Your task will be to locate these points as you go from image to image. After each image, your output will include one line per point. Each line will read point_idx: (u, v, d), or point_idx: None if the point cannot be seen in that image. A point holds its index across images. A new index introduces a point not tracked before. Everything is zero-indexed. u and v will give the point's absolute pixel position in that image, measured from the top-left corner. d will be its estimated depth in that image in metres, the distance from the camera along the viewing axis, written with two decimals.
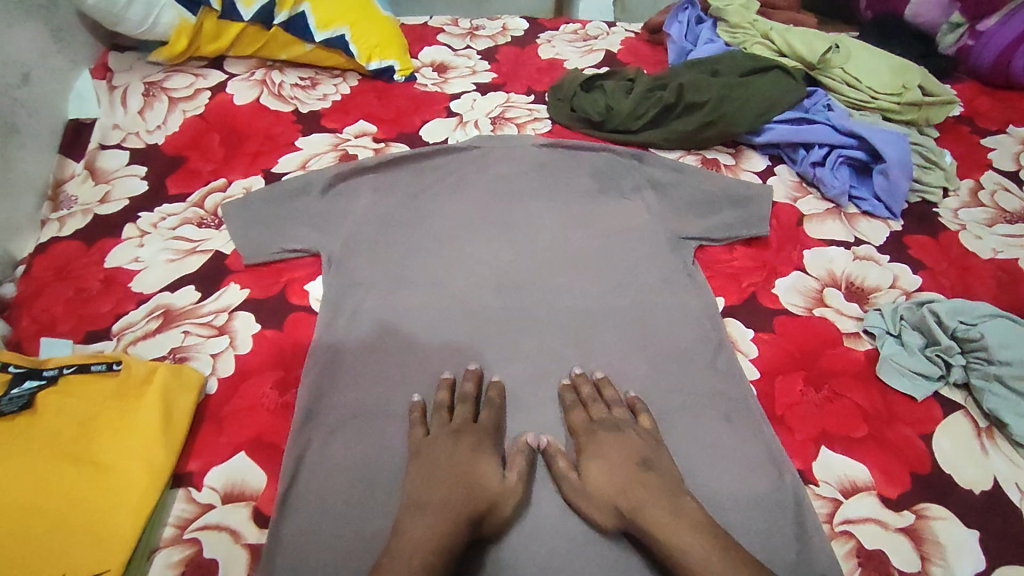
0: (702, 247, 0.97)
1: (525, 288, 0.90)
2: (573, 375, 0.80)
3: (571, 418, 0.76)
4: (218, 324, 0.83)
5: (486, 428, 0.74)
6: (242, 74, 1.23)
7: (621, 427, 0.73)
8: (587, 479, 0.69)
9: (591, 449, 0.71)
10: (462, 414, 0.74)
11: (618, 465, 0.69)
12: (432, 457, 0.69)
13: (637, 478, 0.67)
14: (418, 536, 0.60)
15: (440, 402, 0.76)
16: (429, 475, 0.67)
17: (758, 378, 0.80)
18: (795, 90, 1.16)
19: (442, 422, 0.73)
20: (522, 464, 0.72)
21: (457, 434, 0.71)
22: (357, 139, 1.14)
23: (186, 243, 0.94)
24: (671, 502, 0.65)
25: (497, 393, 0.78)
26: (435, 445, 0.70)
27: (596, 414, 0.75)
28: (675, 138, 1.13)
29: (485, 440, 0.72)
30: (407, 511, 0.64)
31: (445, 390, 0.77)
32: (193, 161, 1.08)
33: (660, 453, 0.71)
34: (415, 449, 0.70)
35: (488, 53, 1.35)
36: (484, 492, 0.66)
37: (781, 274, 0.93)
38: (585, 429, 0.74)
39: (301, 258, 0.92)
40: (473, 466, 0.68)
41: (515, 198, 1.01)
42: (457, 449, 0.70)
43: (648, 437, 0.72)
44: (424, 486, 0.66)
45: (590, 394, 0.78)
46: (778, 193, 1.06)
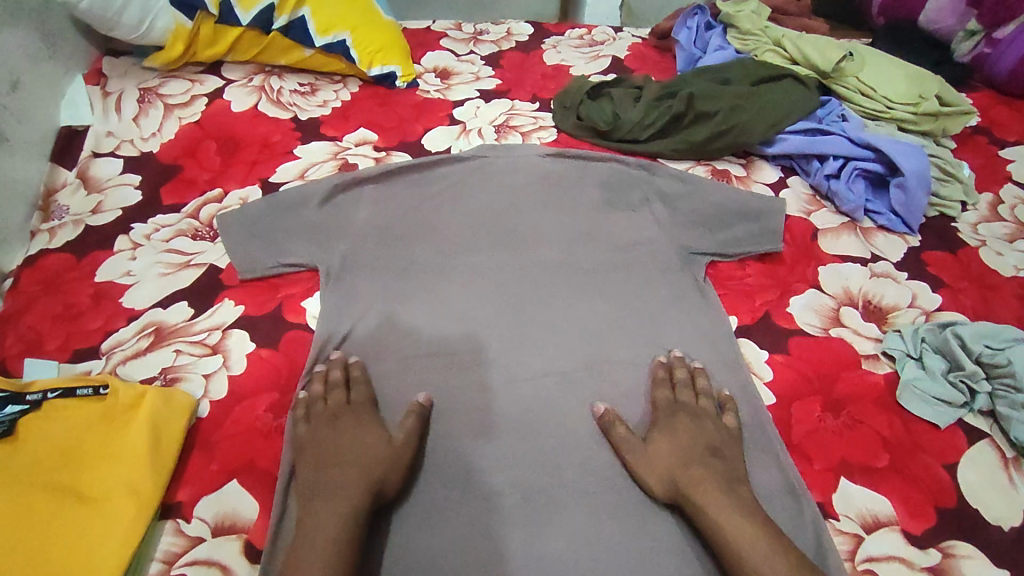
0: (713, 262, 0.94)
1: (528, 305, 0.87)
2: (673, 356, 0.81)
3: (657, 394, 0.77)
4: (211, 343, 0.79)
5: (362, 407, 0.74)
6: (240, 80, 1.19)
7: (701, 414, 0.74)
8: (649, 449, 0.72)
9: (665, 425, 0.73)
10: (338, 399, 0.73)
11: (687, 445, 0.71)
12: (318, 445, 0.69)
13: (700, 460, 0.69)
14: (323, 521, 0.61)
15: (314, 392, 0.74)
16: (321, 464, 0.67)
17: (773, 403, 0.77)
18: (809, 99, 1.13)
19: (320, 410, 0.72)
20: (411, 426, 0.73)
21: (336, 418, 0.71)
22: (358, 147, 1.11)
23: (179, 257, 0.91)
24: (728, 489, 0.66)
25: (359, 369, 0.77)
26: (319, 433, 0.70)
27: (682, 397, 0.76)
28: (685, 148, 1.10)
29: (365, 415, 0.73)
30: (309, 499, 0.64)
31: (314, 380, 0.75)
32: (189, 170, 1.05)
33: (732, 446, 0.71)
34: (299, 443, 0.69)
35: (492, 58, 1.32)
36: (376, 463, 0.68)
37: (796, 292, 0.89)
38: (665, 408, 0.75)
39: (298, 273, 0.89)
40: (361, 445, 0.69)
41: (519, 211, 0.98)
42: (341, 434, 0.70)
43: (724, 429, 0.73)
44: (320, 474, 0.66)
45: (683, 377, 0.78)
46: (791, 206, 1.03)
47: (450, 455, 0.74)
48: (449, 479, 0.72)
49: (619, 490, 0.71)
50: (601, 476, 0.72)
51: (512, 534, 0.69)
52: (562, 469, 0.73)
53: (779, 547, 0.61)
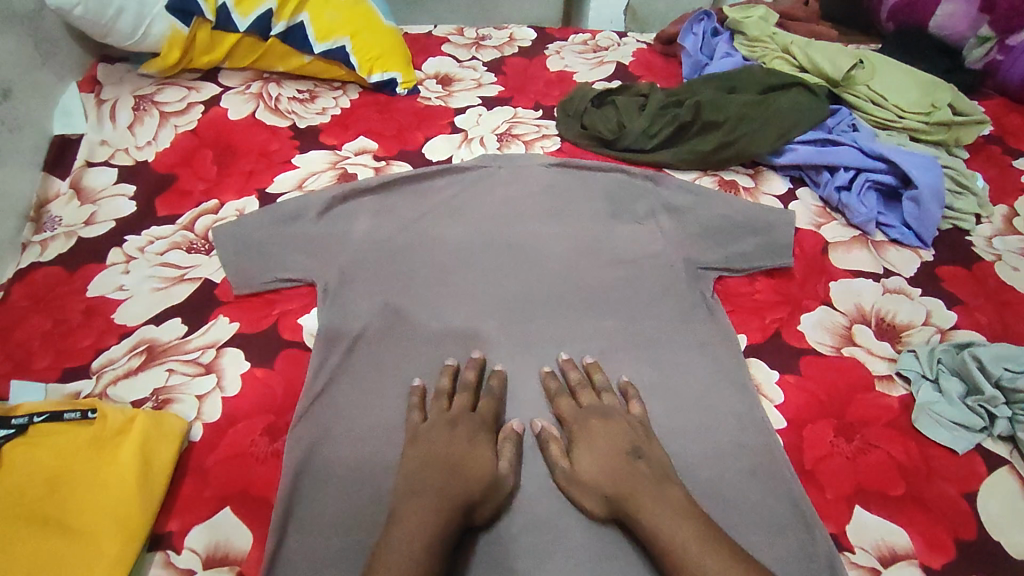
0: (721, 277, 0.92)
1: (532, 321, 0.85)
2: (562, 360, 0.80)
3: (558, 405, 0.75)
4: (205, 362, 0.77)
5: (483, 418, 0.73)
6: (237, 87, 1.17)
7: (611, 413, 0.73)
8: (576, 466, 0.69)
9: (582, 434, 0.71)
10: (462, 404, 0.73)
11: (607, 451, 0.69)
12: (429, 445, 0.69)
13: (624, 465, 0.67)
14: (416, 522, 0.60)
15: (441, 388, 0.75)
16: (427, 465, 0.66)
17: (785, 427, 0.74)
18: (819, 109, 1.10)
19: (439, 411, 0.73)
20: (512, 452, 0.71)
21: (454, 423, 0.71)
22: (357, 156, 1.08)
23: (173, 271, 0.88)
24: (655, 488, 0.65)
25: (498, 381, 0.77)
26: (432, 434, 0.70)
27: (585, 401, 0.75)
28: (691, 158, 1.07)
29: (482, 429, 0.71)
30: (405, 497, 0.63)
31: (446, 377, 0.76)
32: (185, 180, 1.03)
33: (648, 440, 0.70)
34: (413, 436, 0.70)
35: (495, 64, 1.30)
36: (476, 478, 0.66)
37: (807, 309, 0.87)
38: (575, 416, 0.73)
39: (295, 288, 0.87)
40: (469, 455, 0.68)
41: (523, 224, 0.96)
42: (455, 437, 0.69)
43: (635, 423, 0.72)
44: (424, 472, 0.66)
45: (579, 379, 0.77)
46: (800, 219, 1.01)
47: None
48: None
49: None
50: None
51: (518, 565, 0.66)
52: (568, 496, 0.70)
53: (709, 538, 0.60)
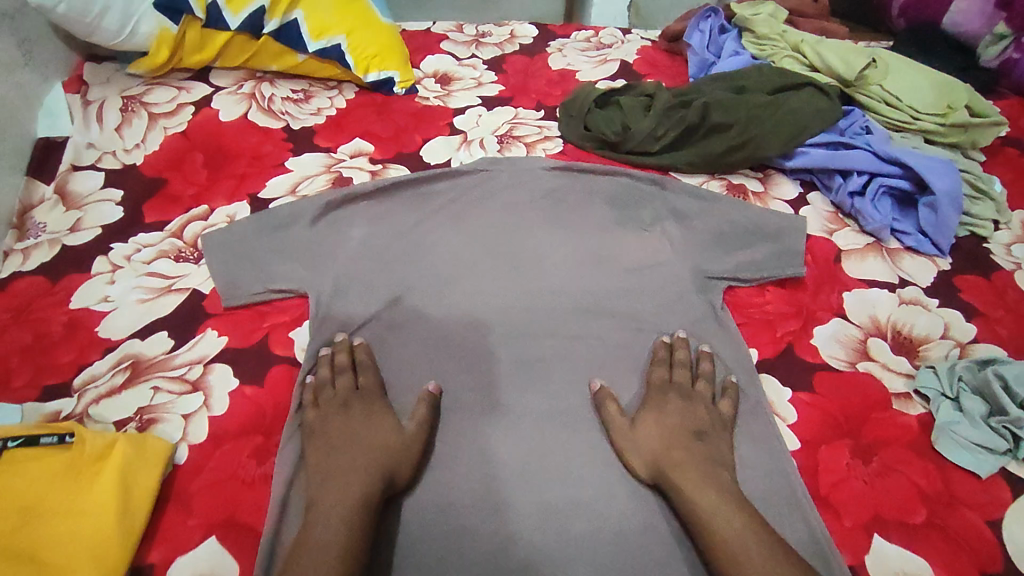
0: (731, 288, 0.88)
1: (533, 334, 0.82)
2: (676, 337, 0.80)
3: (652, 374, 0.77)
4: (192, 379, 0.74)
5: (371, 392, 0.74)
6: (229, 87, 1.13)
7: (693, 398, 0.74)
8: (636, 428, 0.72)
9: (654, 406, 0.73)
10: (346, 385, 0.73)
11: (674, 426, 0.71)
12: (329, 432, 0.69)
13: (684, 442, 0.69)
14: (335, 502, 0.62)
15: (320, 379, 0.74)
16: (333, 449, 0.67)
17: (799, 449, 0.71)
18: (831, 110, 1.06)
19: (328, 398, 0.72)
20: (423, 414, 0.72)
21: (347, 405, 0.71)
22: (352, 159, 1.05)
23: (160, 281, 0.85)
24: (709, 469, 0.67)
25: (365, 353, 0.77)
26: (329, 420, 0.70)
27: (677, 377, 0.76)
28: (699, 161, 1.04)
29: (376, 403, 0.73)
30: (320, 483, 0.64)
31: (321, 367, 0.75)
32: (174, 184, 0.99)
33: (718, 429, 0.71)
34: (311, 428, 0.70)
35: (495, 62, 1.26)
36: (385, 452, 0.67)
37: (820, 321, 0.83)
38: (659, 387, 0.75)
39: (286, 299, 0.83)
40: (371, 434, 0.69)
41: (524, 231, 0.92)
42: (353, 420, 0.70)
43: (717, 414, 0.73)
44: (331, 458, 0.66)
45: (682, 359, 0.77)
46: (811, 225, 0.97)
47: (446, 505, 0.68)
48: (450, 537, 0.66)
49: (632, 550, 0.65)
50: (614, 532, 0.66)
51: None
52: (570, 523, 0.67)
53: (749, 521, 0.62)
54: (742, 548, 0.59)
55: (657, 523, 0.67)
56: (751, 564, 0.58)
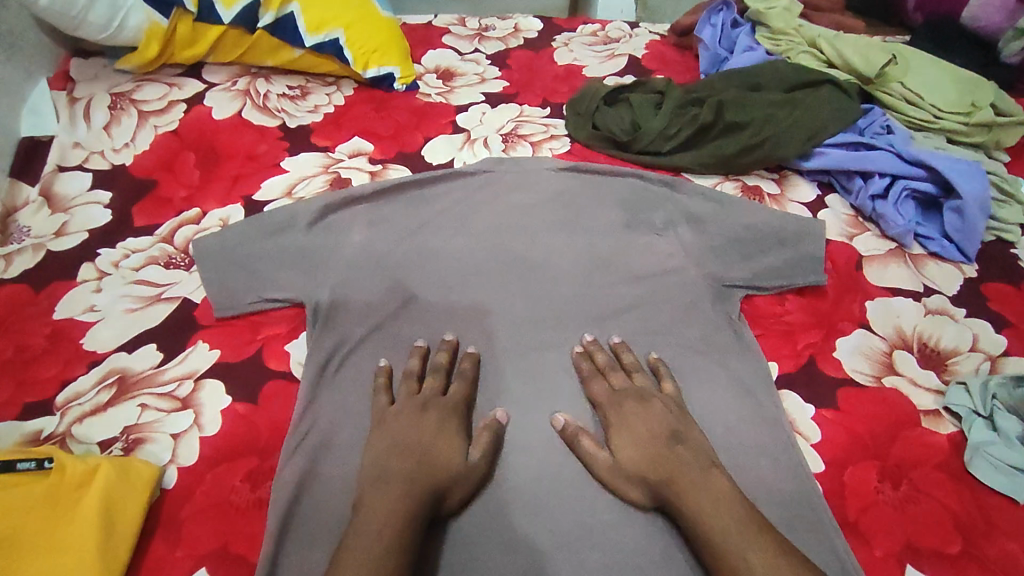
0: (748, 296, 0.84)
1: (541, 346, 0.78)
2: (587, 342, 0.77)
3: (592, 389, 0.73)
4: (182, 396, 0.70)
5: (457, 401, 0.70)
6: (222, 83, 1.09)
7: (647, 395, 0.70)
8: (618, 456, 0.66)
9: (620, 422, 0.69)
10: (433, 386, 0.71)
11: (647, 438, 0.66)
12: (397, 428, 0.66)
13: (665, 453, 0.65)
14: (385, 510, 0.58)
15: (411, 370, 0.72)
16: (394, 451, 0.64)
17: (823, 470, 0.67)
18: (851, 109, 1.02)
19: (409, 393, 0.70)
20: (487, 441, 0.68)
21: (424, 408, 0.68)
22: (351, 159, 1.00)
23: (150, 289, 0.81)
24: (701, 475, 0.63)
25: (471, 363, 0.74)
26: (400, 418, 0.67)
27: (618, 383, 0.72)
28: (713, 162, 0.99)
29: (452, 413, 0.68)
30: (371, 483, 0.61)
31: (416, 358, 0.73)
32: (165, 186, 0.95)
33: (686, 423, 0.68)
34: (381, 418, 0.68)
35: (499, 57, 1.21)
36: (444, 466, 0.63)
37: (843, 332, 0.79)
38: (610, 400, 0.71)
39: (281, 309, 0.79)
40: (436, 441, 0.65)
41: (530, 235, 0.88)
42: (423, 422, 0.66)
43: (673, 404, 0.70)
44: (390, 459, 0.63)
45: (607, 362, 0.75)
46: (831, 229, 0.93)
47: (452, 533, 0.64)
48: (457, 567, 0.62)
49: None
50: (629, 561, 0.63)
51: None
52: (583, 552, 0.63)
53: (750, 529, 0.58)
54: (747, 562, 0.56)
55: (674, 552, 0.63)
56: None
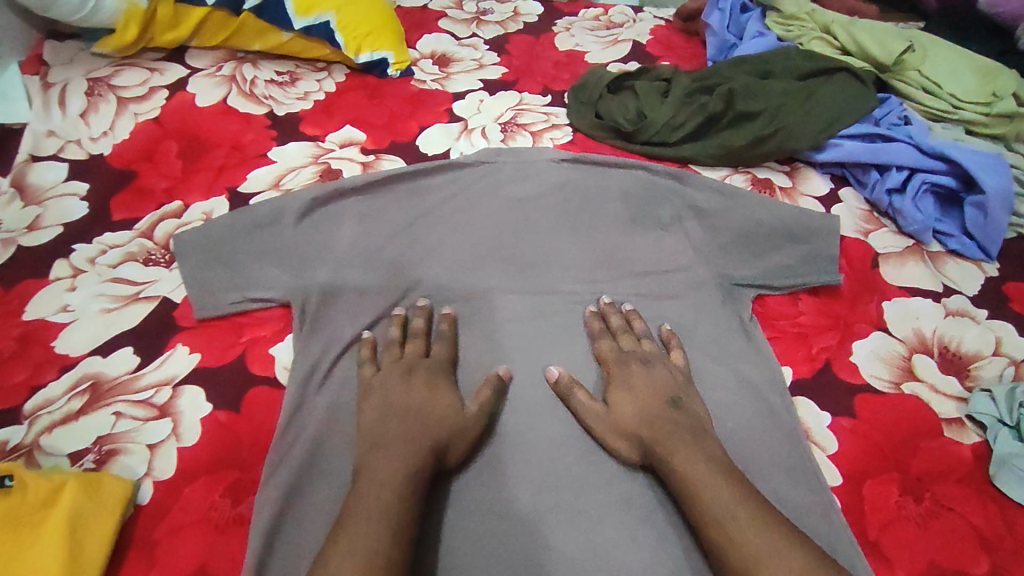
0: (759, 296, 0.80)
1: (542, 350, 0.74)
2: (602, 304, 0.76)
3: (599, 347, 0.72)
4: (159, 403, 0.65)
5: (439, 363, 0.69)
6: (207, 68, 1.04)
7: (653, 361, 0.70)
8: (613, 410, 0.67)
9: (621, 380, 0.69)
10: (415, 350, 0.70)
11: (647, 399, 0.66)
12: (387, 393, 0.65)
13: (665, 414, 0.64)
14: (385, 470, 0.57)
15: (390, 338, 0.71)
16: (387, 414, 0.63)
17: (841, 484, 0.64)
18: (866, 99, 0.97)
19: (393, 359, 0.69)
20: (488, 395, 0.68)
21: (409, 371, 0.67)
22: (342, 149, 0.95)
23: (127, 287, 0.76)
24: (695, 439, 0.62)
25: (450, 324, 0.73)
26: (388, 385, 0.66)
27: (626, 345, 0.72)
28: (721, 153, 0.95)
29: (440, 373, 0.68)
30: (369, 450, 0.60)
31: (394, 325, 0.72)
32: (145, 177, 0.90)
33: (689, 391, 0.68)
34: (367, 386, 0.66)
35: (498, 42, 1.16)
36: (442, 423, 0.63)
37: (860, 335, 0.75)
38: (616, 359, 0.71)
39: (267, 310, 0.75)
40: (430, 403, 0.64)
41: (531, 231, 0.83)
42: (412, 387, 0.65)
43: (679, 372, 0.69)
44: (383, 424, 0.62)
45: (619, 325, 0.74)
46: (845, 224, 0.89)
47: (444, 550, 0.60)
48: None
49: None
50: None
51: None
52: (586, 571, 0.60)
53: (740, 490, 0.58)
54: (734, 520, 0.55)
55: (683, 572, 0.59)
56: (743, 536, 0.54)
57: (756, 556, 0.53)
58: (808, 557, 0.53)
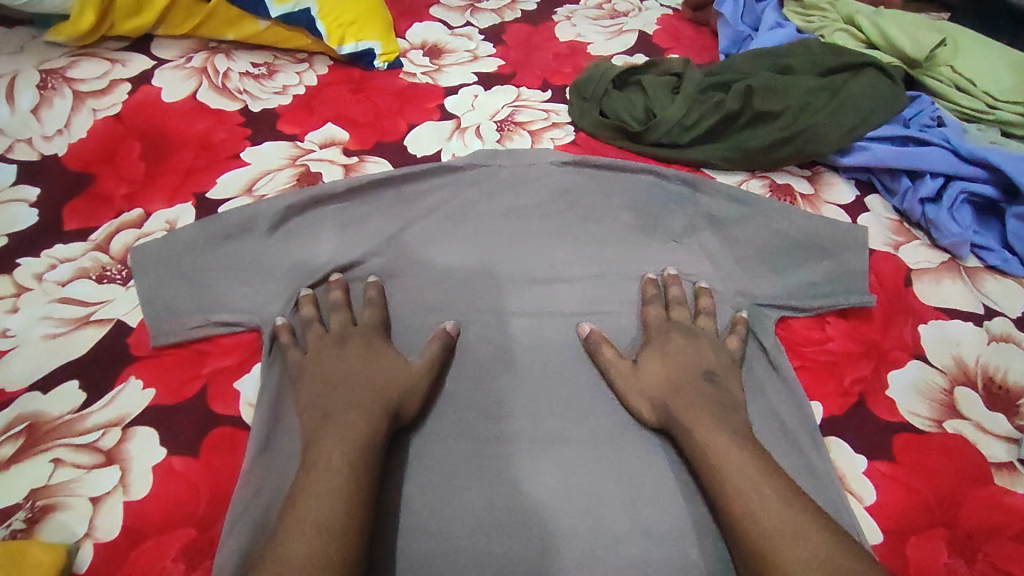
0: (782, 318, 0.73)
1: (544, 383, 0.67)
2: (667, 274, 0.73)
3: (647, 312, 0.70)
4: (106, 448, 0.57)
5: (371, 328, 0.66)
6: (175, 59, 0.95)
7: (699, 334, 0.67)
8: (640, 369, 0.65)
9: (659, 345, 0.67)
10: (341, 321, 0.66)
11: (682, 366, 0.64)
12: (322, 367, 0.62)
13: (695, 385, 0.62)
14: (339, 436, 0.55)
15: (305, 319, 0.66)
16: (330, 386, 0.60)
17: (882, 541, 0.56)
18: (896, 97, 0.89)
19: (318, 337, 0.64)
20: (434, 352, 0.65)
21: (343, 341, 0.64)
22: (323, 150, 0.87)
23: (76, 309, 0.68)
24: (720, 412, 0.60)
25: (376, 289, 0.69)
26: (322, 357, 0.63)
27: (675, 315, 0.69)
28: (738, 156, 0.87)
29: (376, 338, 0.65)
30: (318, 422, 0.57)
31: (307, 307, 0.67)
32: (103, 180, 0.81)
33: (729, 369, 0.65)
34: (294, 369, 0.62)
35: (493, 32, 1.07)
36: (394, 383, 0.61)
37: (895, 363, 0.68)
38: (659, 327, 0.68)
39: (236, 335, 0.67)
40: (373, 368, 0.62)
41: (529, 246, 0.76)
42: (348, 356, 0.63)
43: (725, 353, 0.66)
44: (328, 393, 0.59)
45: (679, 296, 0.71)
46: (874, 236, 0.81)
47: None
48: None
49: None
50: None
51: None
52: None
53: (770, 470, 0.55)
54: (760, 498, 0.52)
55: None
56: (768, 514, 0.51)
57: (779, 536, 0.50)
58: (839, 541, 0.50)
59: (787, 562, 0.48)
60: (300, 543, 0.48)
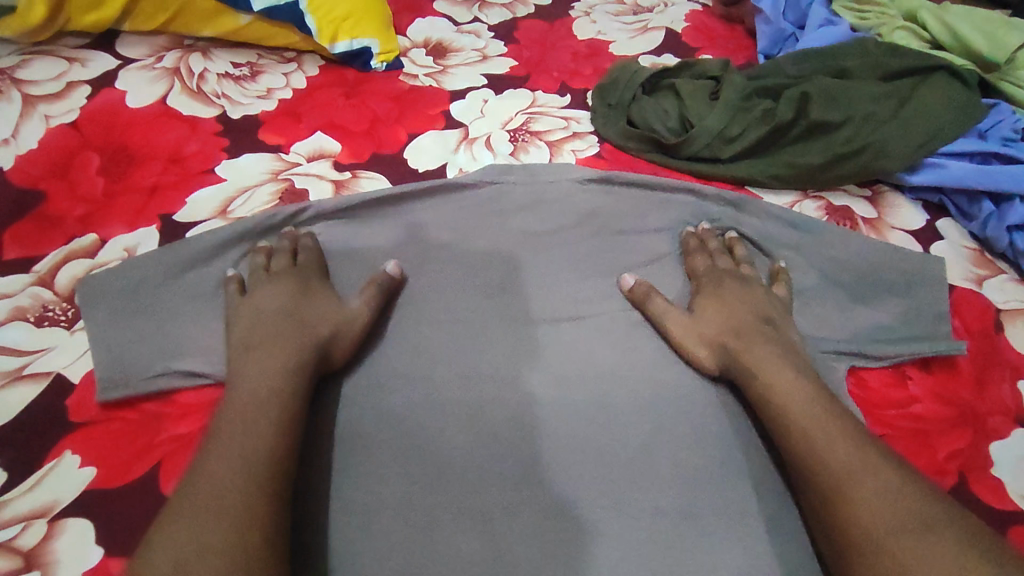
0: (853, 368, 0.61)
1: (576, 457, 0.54)
2: (702, 228, 0.67)
3: (692, 263, 0.64)
4: (27, 547, 0.46)
5: (309, 269, 0.60)
6: (144, 59, 0.83)
7: (750, 281, 0.62)
8: (698, 317, 0.60)
9: (711, 292, 0.61)
10: (279, 262, 0.60)
11: (738, 311, 0.59)
12: (259, 307, 0.56)
13: (756, 328, 0.57)
14: (262, 369, 0.50)
15: (251, 267, 0.60)
16: (259, 324, 0.54)
17: None
18: (971, 106, 0.77)
19: (258, 279, 0.59)
20: (371, 295, 0.59)
21: (278, 278, 0.58)
22: (310, 164, 0.75)
23: (7, 360, 0.56)
24: (781, 353, 0.55)
25: (307, 238, 0.63)
26: (256, 297, 0.57)
27: (721, 261, 0.64)
28: (790, 172, 0.75)
29: (312, 278, 0.59)
30: (240, 357, 0.52)
31: (256, 255, 0.61)
32: (53, 198, 0.69)
33: (785, 317, 0.60)
34: (231, 311, 0.57)
35: (504, 29, 0.95)
36: (320, 318, 0.55)
37: (995, 432, 0.56)
38: (710, 274, 0.63)
39: (199, 390, 0.55)
40: (306, 305, 0.56)
41: (551, 277, 0.64)
42: (281, 292, 0.57)
43: (778, 300, 0.61)
44: (256, 329, 0.54)
45: (719, 249, 0.65)
46: (951, 269, 0.69)
47: None
48: None
49: None
50: None
51: None
52: None
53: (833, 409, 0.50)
54: (826, 437, 0.47)
55: None
56: (833, 455, 0.46)
57: (845, 476, 0.45)
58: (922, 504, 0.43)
59: (856, 493, 0.44)
60: (224, 472, 0.42)
